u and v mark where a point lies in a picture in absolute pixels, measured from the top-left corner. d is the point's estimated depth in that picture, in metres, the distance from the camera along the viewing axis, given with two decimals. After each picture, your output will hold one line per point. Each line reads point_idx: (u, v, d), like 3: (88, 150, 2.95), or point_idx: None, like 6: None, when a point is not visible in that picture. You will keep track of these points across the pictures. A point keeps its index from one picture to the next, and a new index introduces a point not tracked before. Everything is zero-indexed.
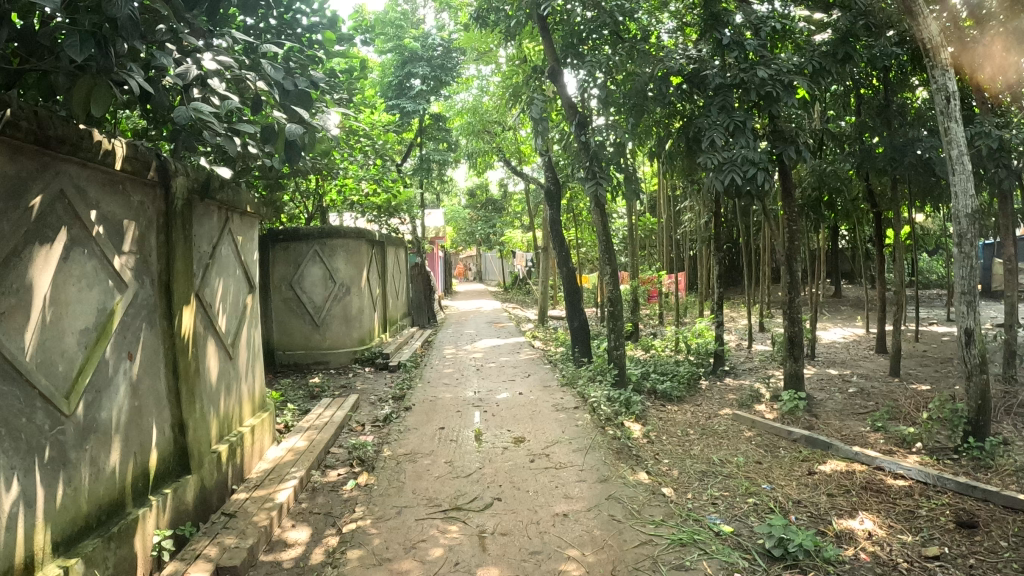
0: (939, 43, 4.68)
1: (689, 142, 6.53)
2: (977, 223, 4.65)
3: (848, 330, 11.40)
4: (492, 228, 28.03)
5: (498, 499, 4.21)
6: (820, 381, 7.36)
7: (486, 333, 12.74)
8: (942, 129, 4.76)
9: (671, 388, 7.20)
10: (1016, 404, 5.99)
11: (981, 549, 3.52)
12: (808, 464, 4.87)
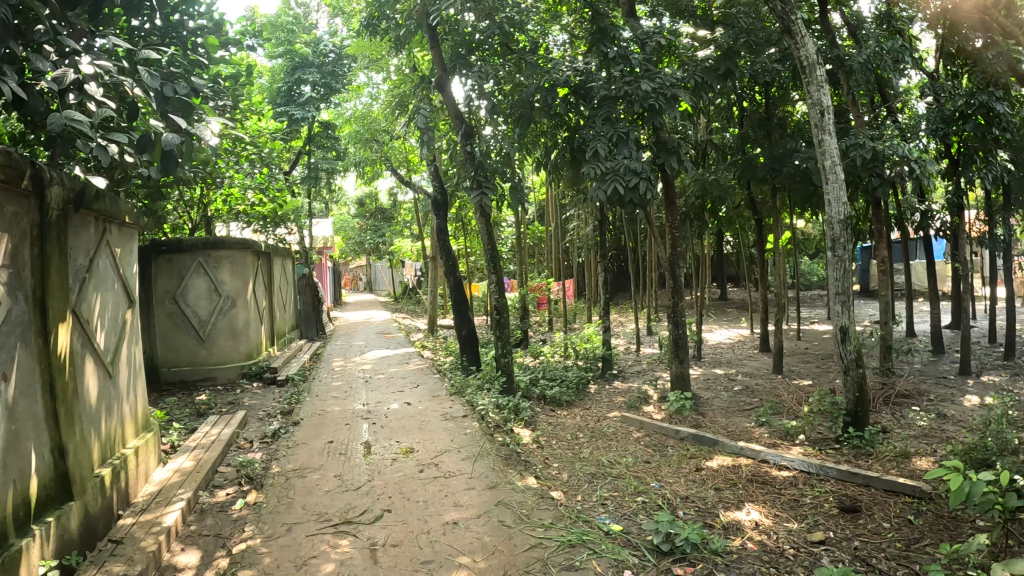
0: (814, 61, 4.99)
1: (573, 152, 6.40)
2: (849, 229, 4.94)
3: (734, 331, 12.02)
4: (382, 237, 27.78)
5: (388, 510, 4.17)
6: (706, 381, 7.68)
7: (377, 343, 12.60)
8: (817, 141, 5.03)
9: (560, 393, 7.35)
10: (892, 395, 6.41)
11: (866, 531, 3.75)
12: (696, 460, 5.07)
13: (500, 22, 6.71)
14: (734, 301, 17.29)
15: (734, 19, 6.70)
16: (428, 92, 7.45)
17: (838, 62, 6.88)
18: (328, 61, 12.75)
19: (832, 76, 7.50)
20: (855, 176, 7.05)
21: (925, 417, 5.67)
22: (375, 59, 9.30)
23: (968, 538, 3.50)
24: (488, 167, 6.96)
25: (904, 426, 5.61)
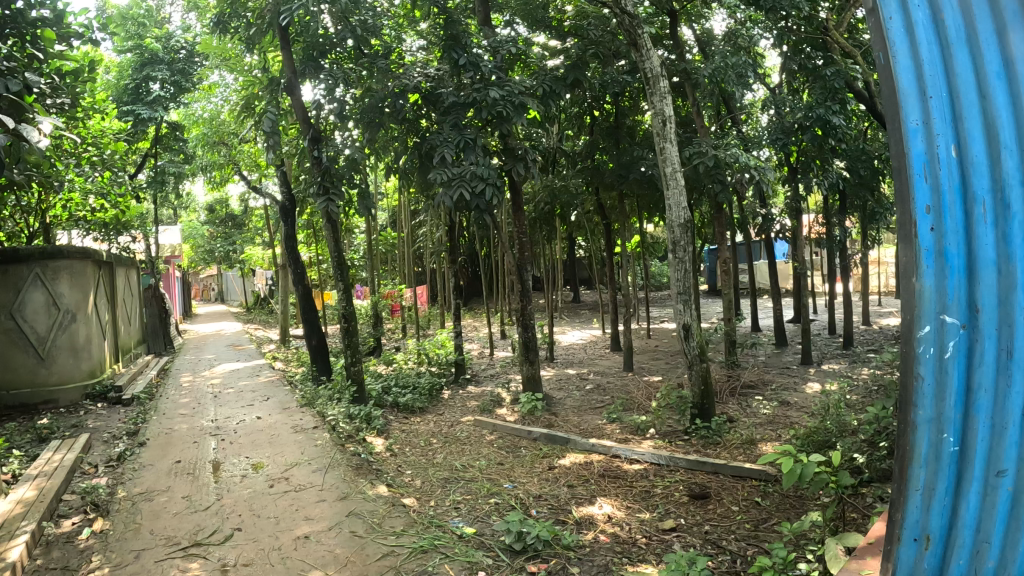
0: (658, 73, 5.25)
1: (422, 157, 6.83)
2: (688, 231, 5.22)
3: (586, 331, 12.49)
4: (232, 245, 26.69)
5: (238, 529, 4.01)
6: (560, 381, 7.92)
7: (228, 356, 12.09)
8: (659, 149, 5.29)
9: (413, 400, 7.43)
10: (737, 386, 6.85)
11: (716, 515, 3.99)
12: (549, 459, 5.21)
13: (354, 24, 6.64)
14: (589, 303, 17.94)
15: (584, 30, 7.03)
16: (276, 95, 7.25)
17: (684, 75, 7.42)
18: (179, 58, 12.10)
19: (676, 86, 7.95)
20: (696, 183, 7.51)
21: (768, 405, 6.09)
22: (226, 57, 8.82)
23: (803, 516, 3.79)
24: (337, 173, 6.86)
25: (750, 415, 6.01)
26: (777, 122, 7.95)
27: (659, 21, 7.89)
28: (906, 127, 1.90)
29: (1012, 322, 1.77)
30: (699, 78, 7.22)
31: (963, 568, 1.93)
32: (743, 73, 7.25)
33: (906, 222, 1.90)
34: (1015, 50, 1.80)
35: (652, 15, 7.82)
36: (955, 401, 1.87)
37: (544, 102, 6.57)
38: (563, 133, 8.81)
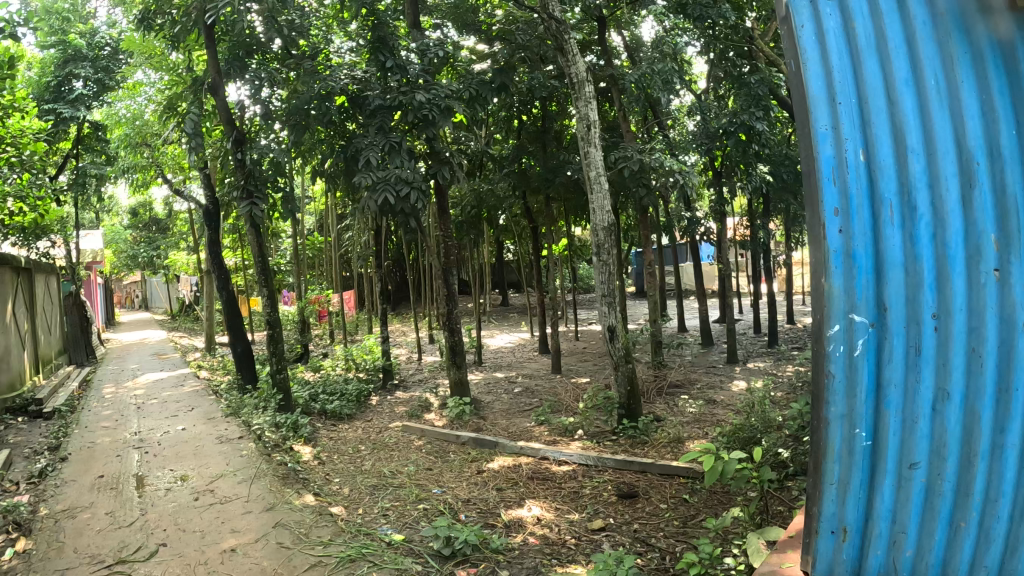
0: (583, 80, 5.34)
1: (347, 160, 6.82)
2: (613, 235, 5.33)
3: (515, 334, 12.60)
4: (157, 250, 25.93)
5: (164, 544, 3.91)
6: (489, 385, 7.96)
7: (153, 365, 11.73)
8: (583, 153, 5.36)
9: (341, 407, 7.43)
10: (663, 385, 7.02)
11: (644, 514, 4.09)
12: (478, 463, 5.29)
13: (281, 26, 6.45)
14: (519, 306, 18.10)
15: (512, 35, 7.12)
16: (201, 96, 7.10)
17: (611, 80, 7.60)
18: (103, 57, 11.62)
19: (603, 91, 8.11)
20: (623, 188, 7.66)
21: (694, 404, 6.25)
22: (150, 55, 8.56)
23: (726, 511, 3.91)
24: (261, 177, 6.81)
25: (676, 414, 6.16)
26: (703, 127, 8.16)
27: (587, 27, 8.02)
28: (817, 132, 1.97)
29: (920, 320, 1.89)
30: (626, 82, 7.41)
31: (880, 558, 2.03)
32: (669, 80, 7.43)
33: (815, 223, 1.96)
34: (917, 64, 1.94)
35: (581, 21, 7.91)
36: (866, 396, 1.97)
37: (472, 105, 6.62)
38: (491, 137, 8.86)
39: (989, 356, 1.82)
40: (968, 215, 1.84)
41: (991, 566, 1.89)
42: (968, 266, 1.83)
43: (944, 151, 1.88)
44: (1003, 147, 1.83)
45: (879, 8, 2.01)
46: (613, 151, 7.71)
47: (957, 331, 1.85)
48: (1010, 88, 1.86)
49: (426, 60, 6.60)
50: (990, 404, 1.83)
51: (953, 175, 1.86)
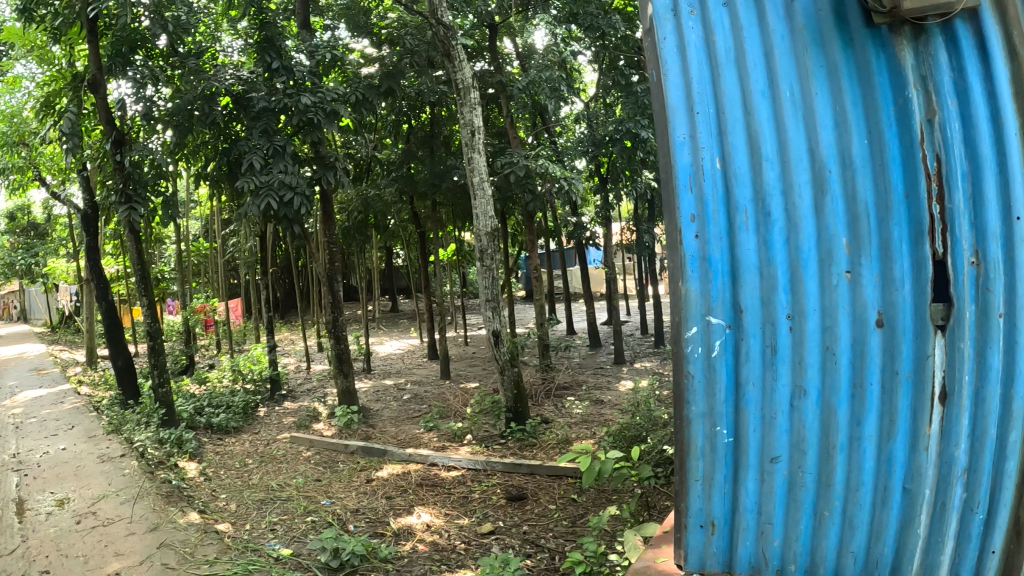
0: (468, 86, 5.37)
1: (230, 164, 6.68)
2: (495, 241, 5.40)
3: (404, 341, 12.47)
4: (29, 255, 24.31)
5: (46, 572, 3.65)
6: (376, 393, 7.84)
7: (26, 381, 10.94)
8: (467, 158, 5.42)
9: (227, 420, 7.19)
10: (552, 387, 7.12)
11: (533, 515, 4.14)
12: (367, 472, 5.23)
13: (167, 21, 6.37)
14: (408, 312, 17.97)
15: (400, 38, 7.19)
16: (80, 94, 6.68)
17: (501, 87, 7.70)
18: None
19: (491, 96, 8.17)
20: (509, 195, 7.78)
21: (581, 405, 6.40)
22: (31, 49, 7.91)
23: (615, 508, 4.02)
24: (141, 179, 6.52)
25: (565, 415, 6.27)
26: (591, 135, 8.41)
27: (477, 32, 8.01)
28: (674, 140, 2.06)
29: (775, 320, 2.00)
30: (514, 90, 7.57)
31: (750, 548, 2.14)
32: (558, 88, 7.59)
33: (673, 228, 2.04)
34: (773, 77, 2.06)
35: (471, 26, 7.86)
36: (725, 395, 2.06)
37: (357, 108, 6.72)
38: (379, 140, 8.75)
39: (840, 354, 1.96)
40: (819, 221, 1.97)
41: (855, 552, 2.04)
42: (819, 268, 1.96)
43: (796, 160, 1.99)
44: (853, 156, 1.96)
45: (738, 24, 2.11)
46: (500, 156, 7.77)
47: (810, 331, 1.97)
48: (861, 100, 1.98)
49: (314, 63, 6.64)
50: (843, 400, 1.97)
51: (805, 183, 1.98)
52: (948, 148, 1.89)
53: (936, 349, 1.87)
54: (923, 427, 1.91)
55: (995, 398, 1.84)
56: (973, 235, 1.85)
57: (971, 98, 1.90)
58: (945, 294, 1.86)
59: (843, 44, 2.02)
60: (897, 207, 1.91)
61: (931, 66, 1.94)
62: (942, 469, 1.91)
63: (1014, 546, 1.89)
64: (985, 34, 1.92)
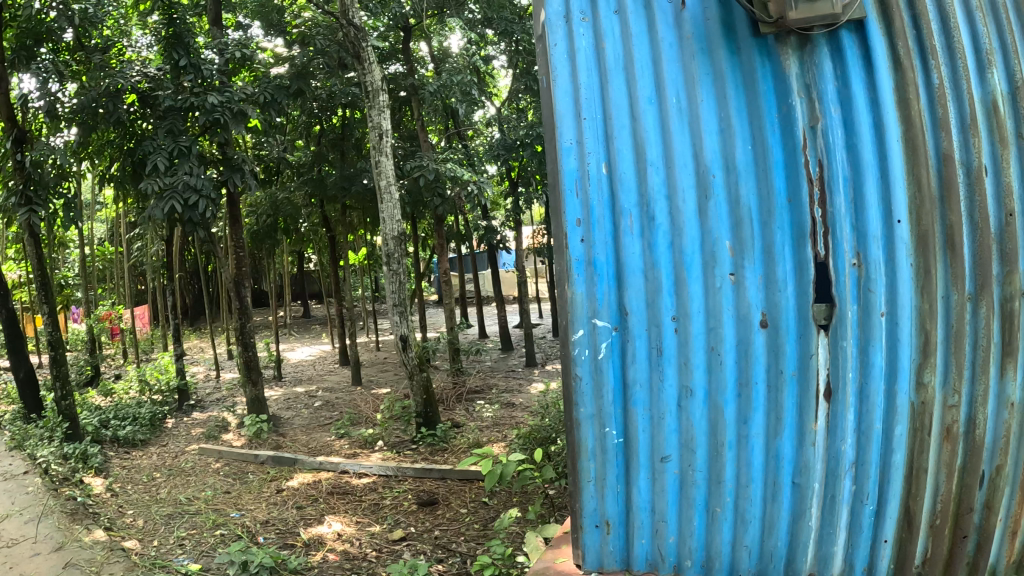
0: (376, 89, 5.88)
1: (135, 165, 6.81)
2: (401, 244, 6.14)
3: (314, 349, 13.17)
4: None
5: None
6: (288, 401, 8.49)
7: None
8: (375, 161, 5.98)
9: (135, 432, 6.92)
10: (462, 393, 8.01)
11: (445, 520, 4.38)
12: (277, 483, 5.49)
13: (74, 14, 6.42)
14: (321, 320, 18.36)
15: (310, 39, 7.45)
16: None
17: (414, 89, 7.94)
18: None
19: (403, 99, 8.41)
20: (418, 200, 8.25)
21: (490, 410, 7.18)
22: None
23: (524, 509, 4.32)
24: (43, 180, 6.19)
25: (475, 419, 7.07)
26: (502, 140, 8.86)
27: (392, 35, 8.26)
28: (561, 145, 2.08)
29: (660, 322, 2.05)
30: (427, 93, 7.70)
31: (646, 546, 2.19)
32: (467, 90, 7.92)
33: (558, 233, 2.06)
34: (661, 83, 2.11)
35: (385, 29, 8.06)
36: (613, 396, 2.10)
37: (266, 109, 6.92)
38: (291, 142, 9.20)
39: (725, 354, 2.03)
40: (703, 225, 2.03)
41: (749, 545, 2.14)
42: (703, 271, 2.02)
43: (681, 165, 2.05)
44: (736, 161, 2.03)
45: (627, 31, 2.16)
46: (409, 157, 8.12)
47: (695, 333, 2.03)
48: (746, 107, 2.05)
49: (223, 61, 6.75)
50: (729, 399, 2.05)
51: (689, 187, 2.03)
52: (829, 154, 1.99)
53: (819, 347, 1.98)
54: (809, 423, 2.02)
55: (877, 393, 1.98)
56: (853, 238, 1.96)
57: (851, 108, 2.01)
58: (827, 295, 1.96)
59: (729, 52, 2.09)
60: (779, 212, 1.99)
61: (815, 76, 2.05)
62: (830, 464, 2.04)
63: (906, 535, 2.07)
64: (869, 47, 2.05)
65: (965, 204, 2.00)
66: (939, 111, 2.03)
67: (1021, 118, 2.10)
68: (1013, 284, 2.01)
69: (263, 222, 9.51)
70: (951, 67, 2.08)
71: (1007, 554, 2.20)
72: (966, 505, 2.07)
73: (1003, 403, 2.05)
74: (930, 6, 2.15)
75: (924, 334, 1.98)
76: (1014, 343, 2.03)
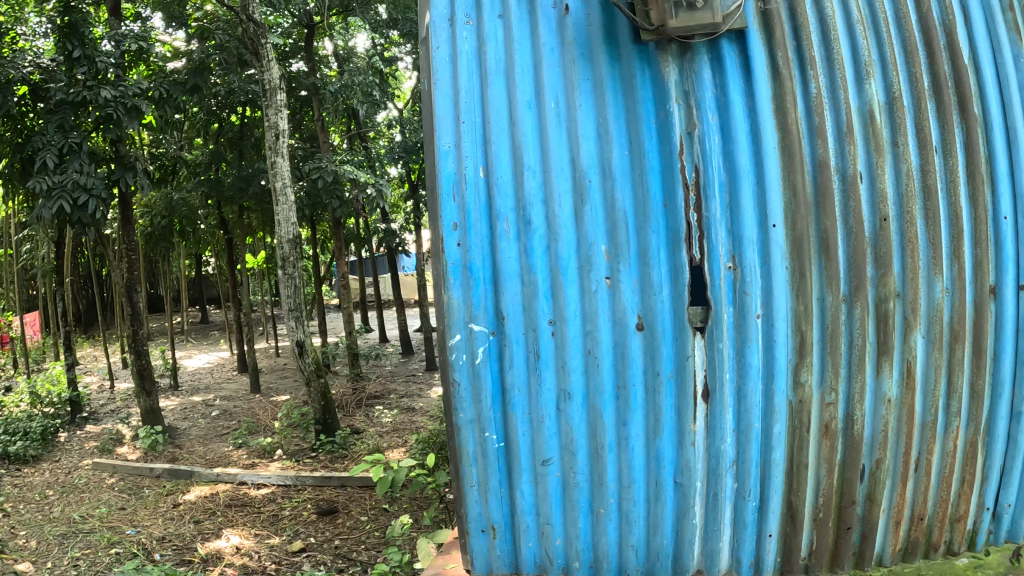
0: (274, 88, 6.47)
1: (22, 161, 6.57)
2: (295, 245, 6.66)
3: (213, 355, 13.14)
4: None
5: None
6: (184, 411, 8.52)
7: None
8: (270, 160, 6.53)
9: (25, 448, 6.48)
10: (362, 399, 8.44)
11: (345, 529, 4.64)
12: (173, 497, 5.36)
13: None
14: (219, 326, 18.19)
15: (210, 33, 7.54)
16: None
17: (314, 90, 8.41)
18: None
19: (304, 99, 8.92)
20: (317, 202, 8.45)
21: (390, 415, 7.69)
22: None
23: (421, 515, 4.68)
24: None
25: (375, 425, 7.54)
26: (401, 143, 9.59)
27: (296, 33, 8.61)
28: (439, 149, 2.08)
29: (536, 326, 2.04)
30: (327, 93, 8.25)
31: (533, 549, 2.20)
32: (368, 91, 8.44)
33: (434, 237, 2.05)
34: (540, 88, 2.11)
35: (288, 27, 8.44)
36: (493, 401, 2.09)
37: (161, 105, 6.86)
38: (188, 141, 9.28)
39: (602, 357, 2.04)
40: (580, 229, 2.04)
41: (635, 544, 2.17)
42: (579, 275, 2.03)
43: (558, 169, 2.05)
44: (613, 166, 2.05)
45: (509, 35, 2.16)
46: (308, 159, 8.47)
47: (572, 337, 2.04)
48: (625, 113, 2.08)
49: (120, 54, 6.50)
50: (608, 401, 2.06)
51: (565, 192, 2.04)
52: (705, 160, 2.03)
53: (695, 349, 2.02)
54: (688, 424, 2.06)
55: (753, 393, 2.04)
56: (728, 242, 2.01)
57: (727, 115, 2.06)
58: (701, 298, 2.01)
59: (610, 59, 2.12)
60: (655, 216, 2.03)
61: (694, 83, 2.09)
62: (711, 463, 2.08)
63: (789, 528, 2.18)
64: (748, 57, 2.11)
65: (839, 209, 2.11)
66: (815, 119, 2.12)
67: (897, 127, 2.19)
68: (887, 286, 2.12)
69: (157, 223, 9.53)
70: (829, 78, 2.18)
71: (892, 543, 2.31)
72: (848, 498, 2.20)
73: (881, 399, 2.17)
74: (811, 18, 2.23)
75: (800, 335, 2.06)
76: (889, 343, 2.15)
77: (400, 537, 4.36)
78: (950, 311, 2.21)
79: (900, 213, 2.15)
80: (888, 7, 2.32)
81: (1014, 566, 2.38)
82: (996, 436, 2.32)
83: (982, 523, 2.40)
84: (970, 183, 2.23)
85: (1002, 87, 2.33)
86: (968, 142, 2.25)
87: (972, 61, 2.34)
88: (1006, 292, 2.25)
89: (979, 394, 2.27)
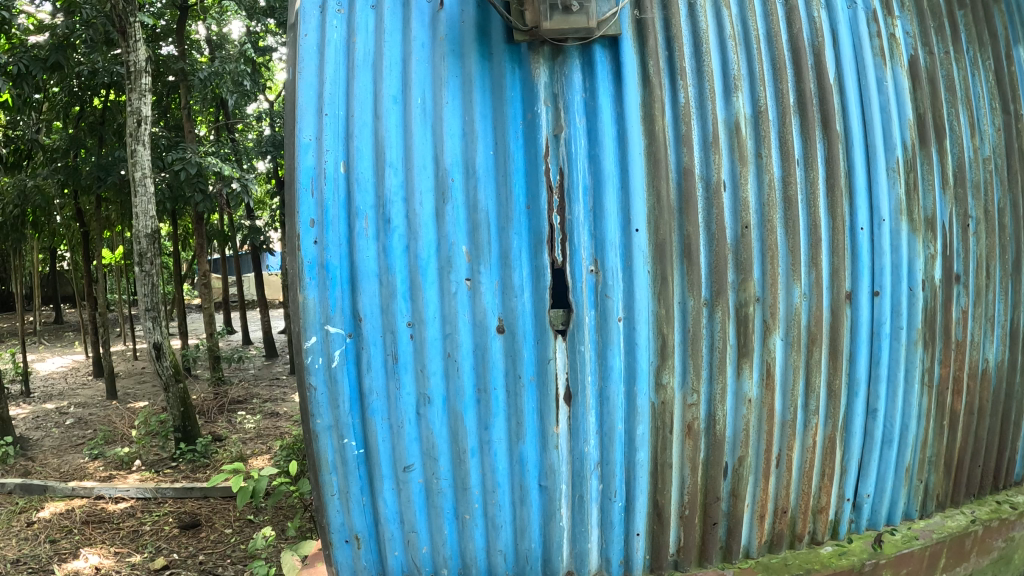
0: (139, 70, 6.20)
1: None
2: (155, 242, 6.39)
3: (67, 359, 12.25)
4: None
5: None
6: (36, 420, 7.94)
7: None
8: (132, 151, 6.23)
9: None
10: (224, 405, 8.19)
11: (210, 543, 4.49)
12: (25, 514, 4.97)
13: None
14: (74, 326, 17.09)
15: (78, 7, 7.14)
16: None
17: (183, 74, 8.10)
18: None
19: (171, 84, 8.58)
20: (179, 196, 7.94)
21: (252, 420, 7.43)
22: None
23: (285, 525, 4.60)
24: None
25: (238, 431, 7.29)
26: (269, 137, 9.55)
27: (167, 14, 8.42)
28: (299, 141, 1.98)
29: (394, 329, 2.00)
30: (196, 80, 8.08)
31: (399, 558, 2.15)
32: (239, 79, 8.43)
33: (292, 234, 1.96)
34: (406, 84, 2.06)
35: (161, 7, 8.21)
36: (351, 405, 2.03)
37: (19, 82, 6.73)
38: (47, 124, 8.73)
39: (462, 360, 2.02)
40: (441, 229, 2.00)
41: (503, 549, 2.15)
42: (439, 276, 2.00)
43: (420, 167, 2.01)
44: (476, 166, 2.02)
45: (380, 27, 2.09)
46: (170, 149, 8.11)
47: (430, 339, 2.00)
48: (492, 113, 2.06)
49: None
50: (469, 406, 2.04)
51: (426, 191, 2.00)
52: (571, 163, 2.03)
53: (556, 352, 2.02)
54: (551, 427, 2.05)
55: (616, 394, 2.06)
56: (591, 245, 2.03)
57: (594, 119, 2.06)
58: (563, 301, 2.02)
59: (481, 57, 2.08)
60: (517, 217, 2.01)
61: (563, 87, 2.07)
62: (575, 465, 2.08)
63: (656, 527, 2.20)
64: (619, 64, 2.11)
65: (702, 215, 2.15)
66: (682, 127, 2.15)
67: (761, 139, 2.25)
68: (747, 291, 2.18)
69: (8, 211, 8.80)
70: (698, 89, 2.20)
71: (757, 536, 2.38)
72: (712, 495, 2.25)
73: (742, 400, 2.23)
74: (684, 30, 2.24)
75: (661, 338, 2.09)
76: (749, 346, 2.21)
77: (266, 549, 4.25)
78: (808, 314, 2.29)
79: (761, 222, 2.22)
80: (760, 24, 2.35)
81: (876, 551, 2.47)
82: (852, 432, 2.45)
83: (842, 512, 2.51)
84: (830, 196, 2.33)
85: (864, 106, 2.44)
86: (829, 157, 2.34)
87: (838, 81, 2.42)
88: (862, 297, 2.37)
89: (837, 393, 2.38)
